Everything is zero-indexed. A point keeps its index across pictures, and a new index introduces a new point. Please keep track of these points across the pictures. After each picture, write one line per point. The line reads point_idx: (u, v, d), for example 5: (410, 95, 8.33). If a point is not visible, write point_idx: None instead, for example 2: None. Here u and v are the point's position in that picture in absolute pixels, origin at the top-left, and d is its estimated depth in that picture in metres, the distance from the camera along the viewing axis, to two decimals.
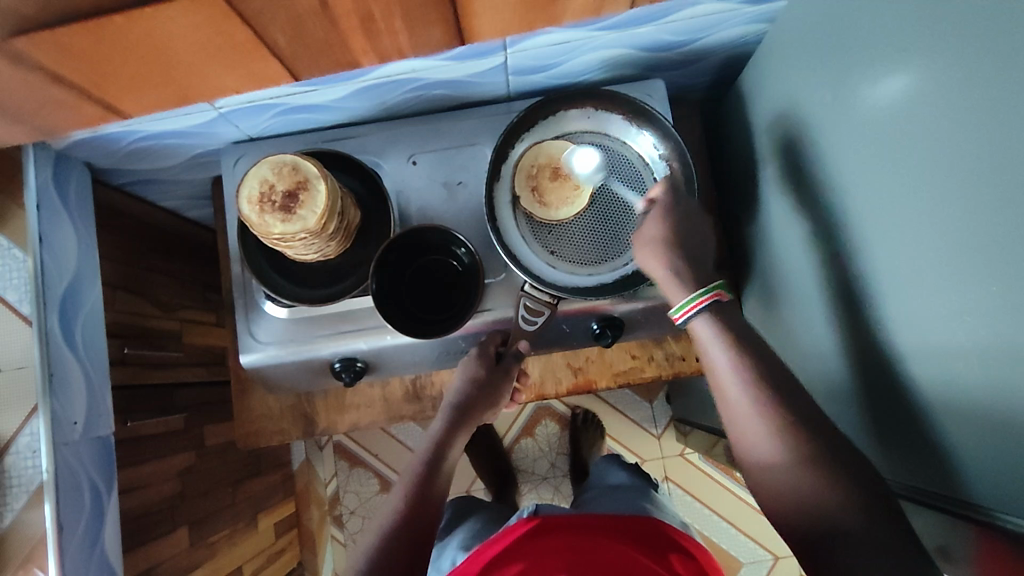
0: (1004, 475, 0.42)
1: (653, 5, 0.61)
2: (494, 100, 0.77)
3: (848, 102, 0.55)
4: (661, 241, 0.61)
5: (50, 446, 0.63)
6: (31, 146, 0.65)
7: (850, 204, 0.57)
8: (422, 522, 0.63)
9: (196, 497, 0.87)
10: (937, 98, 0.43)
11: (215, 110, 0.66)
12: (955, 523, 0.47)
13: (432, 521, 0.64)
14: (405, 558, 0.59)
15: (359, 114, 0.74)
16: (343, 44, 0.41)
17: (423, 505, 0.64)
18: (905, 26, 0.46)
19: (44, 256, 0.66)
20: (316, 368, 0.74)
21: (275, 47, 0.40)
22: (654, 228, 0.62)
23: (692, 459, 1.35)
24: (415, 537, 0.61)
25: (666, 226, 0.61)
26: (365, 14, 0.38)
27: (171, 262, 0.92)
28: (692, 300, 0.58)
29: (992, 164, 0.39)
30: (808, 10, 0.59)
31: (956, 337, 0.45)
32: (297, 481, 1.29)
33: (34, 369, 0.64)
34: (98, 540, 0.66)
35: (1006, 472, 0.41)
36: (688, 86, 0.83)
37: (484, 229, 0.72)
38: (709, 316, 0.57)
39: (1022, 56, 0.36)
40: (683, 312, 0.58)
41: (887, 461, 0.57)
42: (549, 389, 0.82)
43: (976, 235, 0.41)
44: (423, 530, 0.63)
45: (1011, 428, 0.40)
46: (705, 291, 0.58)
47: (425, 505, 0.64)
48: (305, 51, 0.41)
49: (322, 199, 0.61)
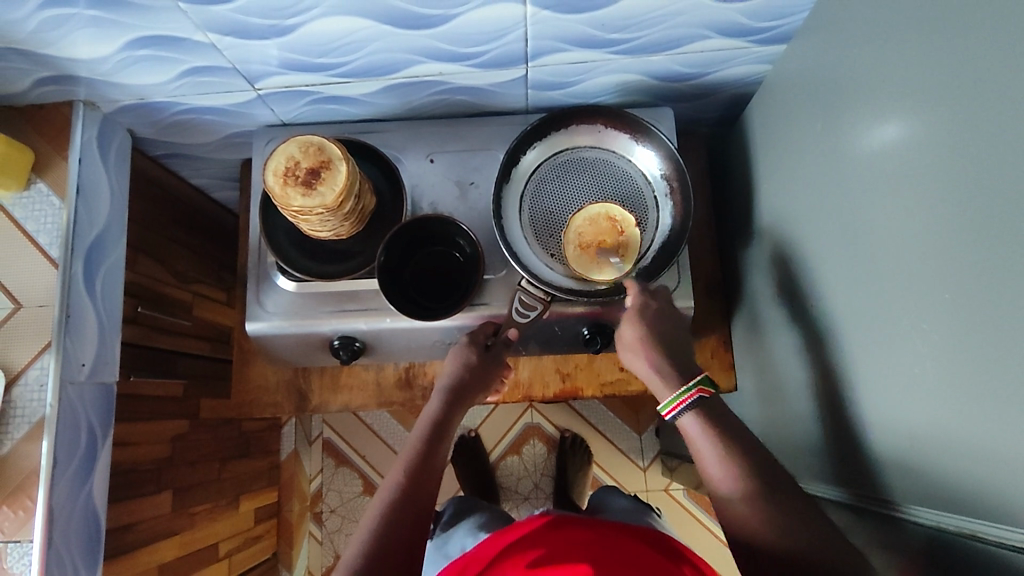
0: (977, 485, 0.44)
1: (666, 34, 0.67)
2: (513, 112, 0.82)
3: (837, 137, 0.59)
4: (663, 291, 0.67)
5: (58, 382, 0.66)
6: (81, 104, 0.71)
7: (835, 230, 0.60)
8: (410, 509, 0.62)
9: (185, 464, 0.89)
10: (920, 129, 0.47)
11: (255, 91, 0.72)
12: (930, 539, 0.49)
13: (431, 499, 0.64)
14: (407, 535, 0.60)
15: (386, 111, 0.80)
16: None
17: (413, 495, 0.63)
18: (893, 66, 0.50)
19: (78, 206, 0.71)
20: (315, 343, 0.78)
21: None
22: (632, 332, 0.68)
23: (676, 495, 1.35)
24: (408, 528, 0.60)
25: (642, 328, 0.67)
26: None
27: (192, 236, 0.97)
28: (677, 397, 0.62)
29: (967, 185, 0.43)
30: (808, 52, 0.64)
31: (926, 349, 0.48)
32: (283, 472, 1.33)
33: (52, 309, 0.67)
34: (86, 481, 0.69)
35: (978, 482, 0.43)
36: (697, 120, 0.88)
37: (490, 228, 0.76)
38: (694, 410, 0.60)
39: (998, 88, 0.40)
40: (671, 407, 0.62)
41: (855, 477, 0.59)
42: (536, 392, 0.84)
43: (948, 251, 0.45)
44: (419, 510, 0.62)
45: (981, 436, 0.42)
46: (687, 388, 0.62)
47: (416, 494, 0.63)
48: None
49: (341, 179, 0.65)
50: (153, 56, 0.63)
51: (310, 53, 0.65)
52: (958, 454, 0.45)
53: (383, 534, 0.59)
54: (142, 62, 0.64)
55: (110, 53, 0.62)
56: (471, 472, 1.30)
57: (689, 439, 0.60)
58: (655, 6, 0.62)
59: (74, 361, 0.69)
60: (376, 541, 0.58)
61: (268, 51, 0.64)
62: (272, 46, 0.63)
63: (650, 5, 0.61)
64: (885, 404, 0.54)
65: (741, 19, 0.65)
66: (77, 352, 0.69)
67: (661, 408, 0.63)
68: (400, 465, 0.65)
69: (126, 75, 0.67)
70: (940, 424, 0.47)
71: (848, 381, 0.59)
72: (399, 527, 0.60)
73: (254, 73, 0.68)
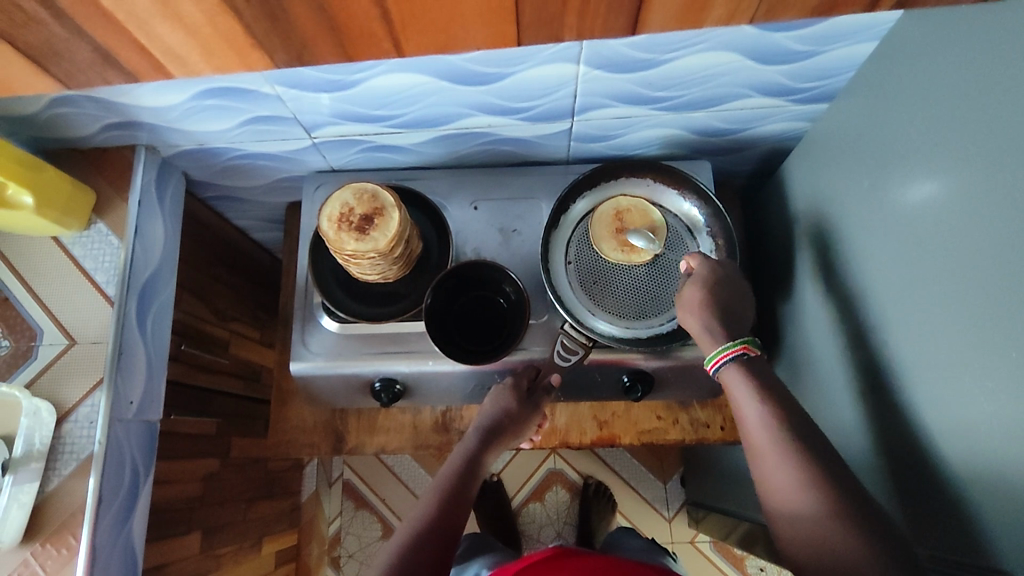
0: None
1: (708, 93, 0.69)
2: (554, 162, 0.84)
3: (877, 196, 0.61)
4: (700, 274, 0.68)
5: (107, 419, 0.67)
6: (143, 147, 0.75)
7: (878, 284, 0.61)
8: (434, 545, 0.62)
9: (214, 504, 0.88)
10: (963, 191, 0.49)
11: (310, 139, 0.75)
12: None
13: (457, 534, 0.65)
14: (430, 565, 0.61)
15: (432, 159, 0.82)
16: (567, 17, 0.44)
17: (435, 530, 0.63)
18: (932, 132, 0.53)
19: (135, 247, 0.73)
20: (357, 386, 0.78)
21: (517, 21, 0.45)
22: (694, 292, 0.66)
23: (703, 548, 1.32)
24: (430, 561, 0.61)
25: (704, 291, 0.66)
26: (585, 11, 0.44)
27: (232, 276, 0.99)
28: (719, 351, 0.62)
29: (1015, 245, 0.44)
30: (848, 111, 0.67)
31: (980, 404, 0.48)
32: (303, 513, 1.26)
33: (106, 346, 0.69)
34: (128, 519, 0.69)
35: None
36: (732, 172, 0.90)
37: (535, 276, 0.78)
38: (737, 367, 0.61)
39: None
40: (712, 362, 0.63)
41: (908, 532, 0.59)
42: (572, 439, 0.84)
43: (998, 308, 0.46)
44: (442, 547, 0.63)
45: None
46: (732, 344, 0.62)
47: (438, 529, 0.64)
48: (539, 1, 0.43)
49: (394, 226, 0.67)
50: (219, 106, 0.66)
51: (368, 105, 0.68)
52: (1015, 509, 0.45)
53: (404, 561, 0.60)
54: (207, 111, 0.68)
55: (180, 102, 0.65)
56: (493, 518, 1.27)
57: (732, 395, 0.61)
58: (699, 67, 0.64)
59: (124, 399, 0.70)
60: (397, 569, 0.59)
61: (321, 102, 0.67)
62: (327, 98, 0.66)
63: (696, 65, 0.64)
64: (935, 456, 0.54)
65: (783, 79, 0.68)
66: (126, 389, 0.70)
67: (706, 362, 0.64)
68: (430, 499, 0.67)
69: (190, 123, 0.70)
70: (996, 478, 0.47)
71: (897, 434, 0.59)
72: (426, 557, 0.61)
73: (310, 122, 0.71)
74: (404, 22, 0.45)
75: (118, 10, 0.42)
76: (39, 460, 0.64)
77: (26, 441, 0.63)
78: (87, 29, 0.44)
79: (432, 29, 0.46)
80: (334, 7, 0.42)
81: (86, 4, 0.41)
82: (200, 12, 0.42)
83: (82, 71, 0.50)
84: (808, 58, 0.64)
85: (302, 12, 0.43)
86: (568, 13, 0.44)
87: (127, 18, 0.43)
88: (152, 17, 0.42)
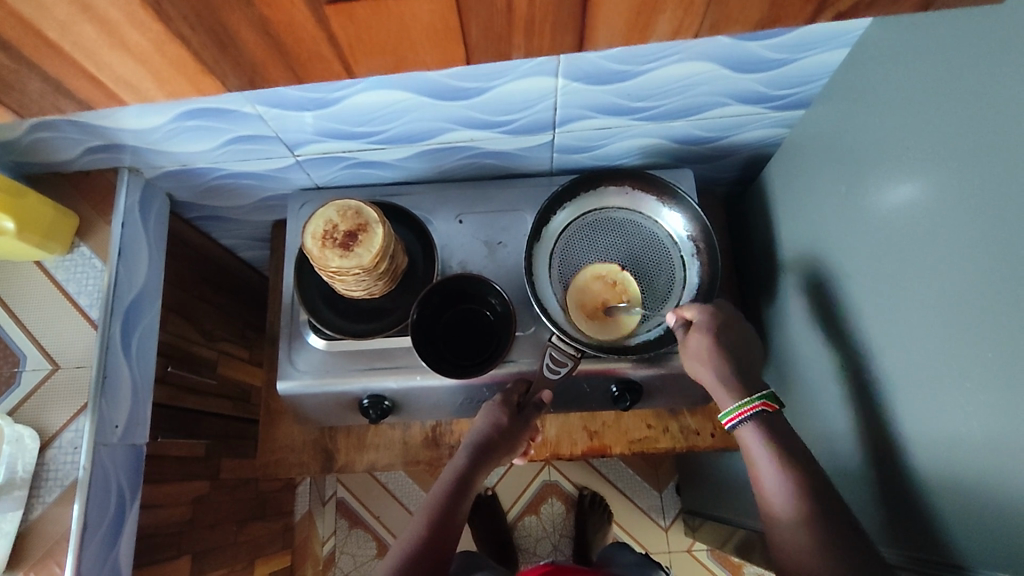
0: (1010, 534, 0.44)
1: (686, 102, 0.70)
2: (539, 174, 0.85)
3: (853, 199, 0.62)
4: (704, 327, 0.67)
5: (91, 444, 0.66)
6: (126, 169, 0.75)
7: (858, 287, 0.62)
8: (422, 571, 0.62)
9: (204, 527, 0.86)
10: (936, 194, 0.50)
11: (294, 157, 0.75)
12: None
13: (446, 556, 0.65)
14: None
15: (416, 173, 0.82)
16: (514, 36, 0.45)
17: (423, 555, 0.63)
18: (906, 138, 0.53)
19: (119, 269, 0.73)
20: (345, 403, 0.78)
21: (465, 40, 0.45)
22: (700, 344, 0.66)
23: (701, 556, 1.32)
24: None
25: (709, 341, 0.66)
26: (530, 26, 0.44)
27: (218, 296, 0.99)
28: (738, 407, 0.62)
29: (989, 246, 0.44)
30: (824, 117, 0.68)
31: (957, 407, 0.48)
32: (297, 533, 1.24)
33: (90, 369, 0.68)
34: (114, 545, 0.68)
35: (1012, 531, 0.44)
36: (715, 179, 0.91)
37: (521, 287, 0.78)
38: (755, 423, 0.61)
39: (1007, 158, 0.43)
40: (729, 418, 0.62)
41: (896, 536, 0.59)
42: (563, 449, 0.84)
43: (973, 308, 0.46)
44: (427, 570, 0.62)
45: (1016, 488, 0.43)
46: (754, 400, 0.62)
47: (427, 554, 0.63)
48: (484, 20, 0.43)
49: (378, 241, 0.67)
50: (200, 127, 0.67)
51: (350, 122, 0.68)
52: (992, 506, 0.46)
53: None
54: (189, 132, 0.68)
55: (161, 124, 0.66)
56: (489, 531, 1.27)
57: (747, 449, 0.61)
58: (676, 77, 0.65)
59: (109, 424, 0.69)
60: None
61: (304, 121, 0.67)
62: (309, 116, 0.66)
63: (674, 76, 0.65)
64: (917, 460, 0.54)
65: (759, 87, 0.69)
66: (111, 413, 0.70)
67: (722, 419, 0.64)
68: (420, 522, 0.66)
69: (172, 145, 0.70)
70: (973, 477, 0.47)
71: (881, 437, 0.59)
72: None
73: (292, 141, 0.71)
74: (351, 45, 0.44)
75: (62, 40, 0.42)
76: (22, 488, 0.63)
77: (9, 468, 0.63)
78: (43, 62, 0.44)
79: (382, 51, 0.45)
80: (280, 31, 0.42)
81: (33, 35, 0.41)
82: (146, 39, 0.42)
83: (33, 100, 0.50)
84: (782, 66, 0.65)
85: (249, 37, 0.43)
86: (515, 32, 0.44)
87: (75, 49, 0.43)
88: (100, 48, 0.43)
